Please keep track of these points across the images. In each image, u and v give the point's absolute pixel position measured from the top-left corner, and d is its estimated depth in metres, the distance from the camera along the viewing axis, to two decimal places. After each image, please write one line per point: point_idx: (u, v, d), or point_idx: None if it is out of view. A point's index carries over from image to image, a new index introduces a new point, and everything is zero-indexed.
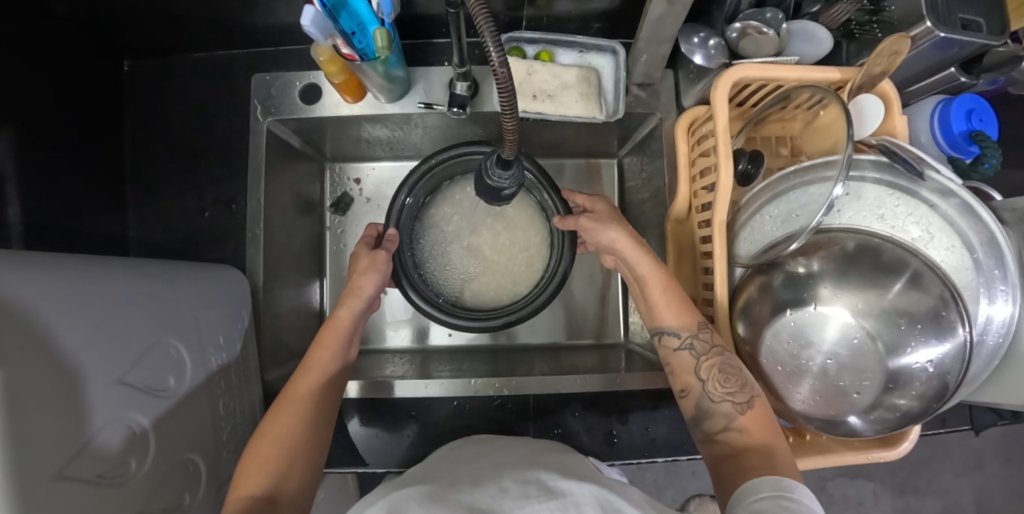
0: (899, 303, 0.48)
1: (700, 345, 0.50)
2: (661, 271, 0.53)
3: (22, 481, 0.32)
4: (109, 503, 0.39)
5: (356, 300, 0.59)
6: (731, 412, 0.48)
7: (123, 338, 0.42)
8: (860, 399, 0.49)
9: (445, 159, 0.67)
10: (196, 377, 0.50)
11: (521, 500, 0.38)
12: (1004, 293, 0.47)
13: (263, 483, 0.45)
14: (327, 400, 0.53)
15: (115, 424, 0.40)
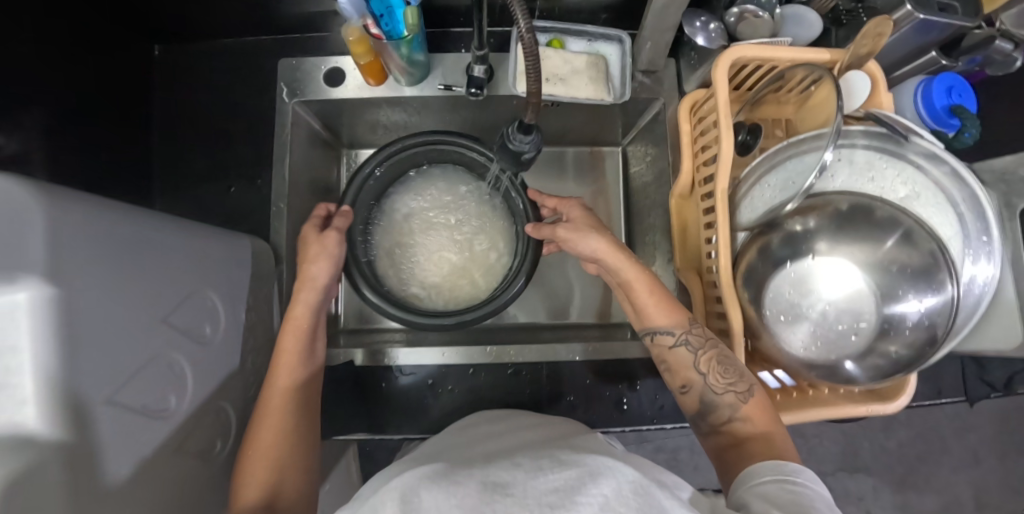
0: (892, 255, 0.52)
1: (695, 340, 0.54)
2: (644, 275, 0.57)
3: (72, 394, 0.34)
4: (152, 434, 0.41)
5: (310, 292, 0.60)
6: (736, 402, 0.50)
7: (168, 282, 0.45)
8: (857, 342, 0.53)
9: (418, 141, 0.67)
10: (228, 330, 0.52)
11: (535, 473, 0.38)
12: (988, 254, 0.50)
13: (262, 488, 0.49)
14: (306, 392, 0.56)
15: (158, 360, 0.42)
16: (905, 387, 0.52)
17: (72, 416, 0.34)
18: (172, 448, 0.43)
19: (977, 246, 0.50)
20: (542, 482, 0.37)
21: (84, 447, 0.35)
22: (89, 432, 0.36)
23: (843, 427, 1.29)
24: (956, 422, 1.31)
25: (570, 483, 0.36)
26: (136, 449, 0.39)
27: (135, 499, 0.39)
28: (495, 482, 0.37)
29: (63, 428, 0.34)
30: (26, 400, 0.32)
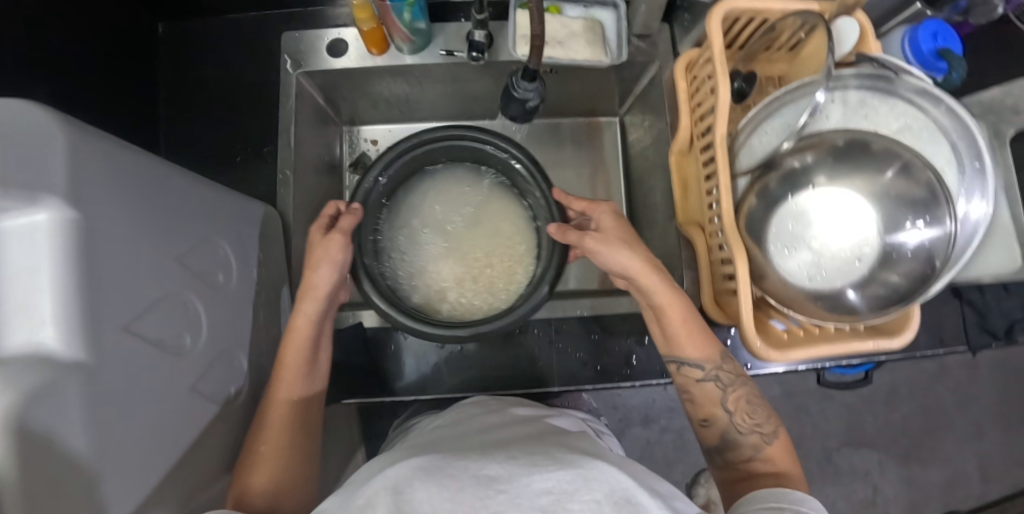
0: (892, 186, 0.53)
1: (725, 377, 0.58)
2: (683, 303, 0.58)
3: (91, 314, 0.34)
4: (168, 367, 0.41)
5: (311, 303, 0.56)
6: (761, 443, 0.55)
7: (181, 225, 0.45)
8: (861, 267, 0.54)
9: (431, 138, 0.68)
10: (240, 280, 0.52)
11: (529, 469, 0.36)
12: (979, 192, 0.52)
13: (270, 485, 0.49)
14: (309, 400, 0.56)
15: (173, 297, 0.42)
16: (911, 321, 0.54)
17: (90, 339, 0.34)
18: (190, 390, 0.43)
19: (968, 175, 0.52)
20: (534, 480, 0.35)
21: (101, 370, 0.35)
22: (107, 357, 0.35)
23: (846, 402, 1.30)
24: (956, 394, 1.32)
25: (563, 485, 0.35)
26: (150, 380, 0.39)
27: (150, 430, 0.39)
28: (488, 474, 0.36)
29: (80, 349, 0.34)
30: (44, 320, 0.32)
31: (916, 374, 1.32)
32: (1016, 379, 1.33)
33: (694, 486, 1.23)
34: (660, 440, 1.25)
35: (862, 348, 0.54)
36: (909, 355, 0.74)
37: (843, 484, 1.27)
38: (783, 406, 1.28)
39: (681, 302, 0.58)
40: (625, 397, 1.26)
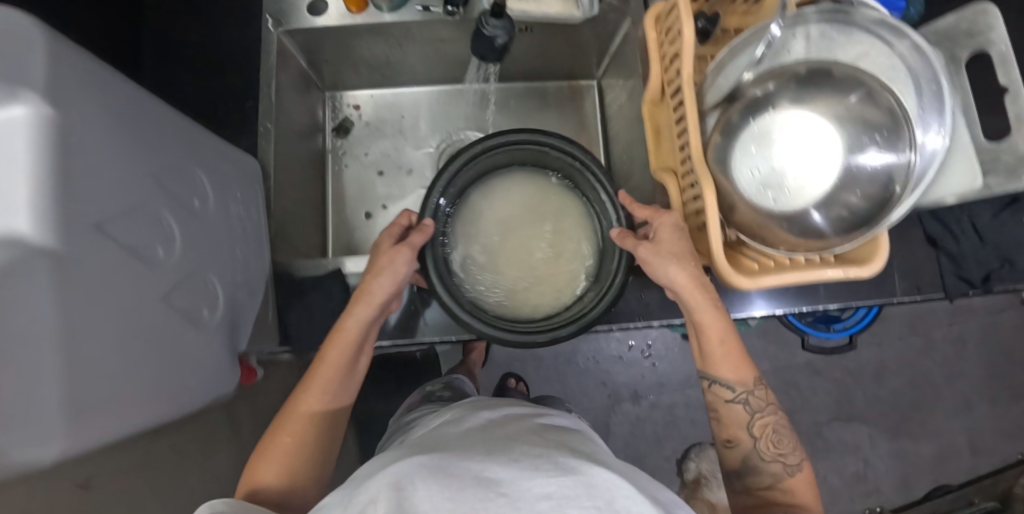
0: (856, 110, 0.54)
1: (754, 402, 0.61)
2: (724, 324, 0.61)
3: (66, 204, 0.35)
4: (141, 275, 0.42)
5: (364, 310, 0.60)
6: (782, 473, 0.58)
7: (157, 144, 0.46)
8: (824, 182, 0.55)
9: (502, 143, 0.67)
10: (217, 211, 0.53)
11: (529, 473, 0.36)
12: (937, 124, 0.52)
13: (285, 479, 0.54)
14: (340, 399, 0.60)
15: (148, 209, 0.43)
16: (881, 249, 0.54)
17: (61, 231, 0.35)
18: (162, 298, 0.44)
19: (931, 102, 0.53)
20: (534, 484, 0.35)
21: (70, 261, 0.36)
22: (76, 251, 0.36)
23: (835, 378, 1.30)
24: (944, 368, 1.32)
25: (563, 492, 0.35)
26: (122, 284, 0.40)
27: (123, 332, 0.40)
28: (489, 477, 0.36)
29: (52, 238, 0.34)
30: (14, 208, 0.32)
31: (904, 349, 1.32)
32: (1005, 353, 1.33)
33: (685, 462, 1.23)
34: (651, 416, 1.26)
35: (832, 276, 0.54)
36: (890, 302, 0.75)
37: (833, 459, 1.27)
38: (772, 382, 1.28)
39: (722, 324, 0.61)
40: (614, 374, 1.26)
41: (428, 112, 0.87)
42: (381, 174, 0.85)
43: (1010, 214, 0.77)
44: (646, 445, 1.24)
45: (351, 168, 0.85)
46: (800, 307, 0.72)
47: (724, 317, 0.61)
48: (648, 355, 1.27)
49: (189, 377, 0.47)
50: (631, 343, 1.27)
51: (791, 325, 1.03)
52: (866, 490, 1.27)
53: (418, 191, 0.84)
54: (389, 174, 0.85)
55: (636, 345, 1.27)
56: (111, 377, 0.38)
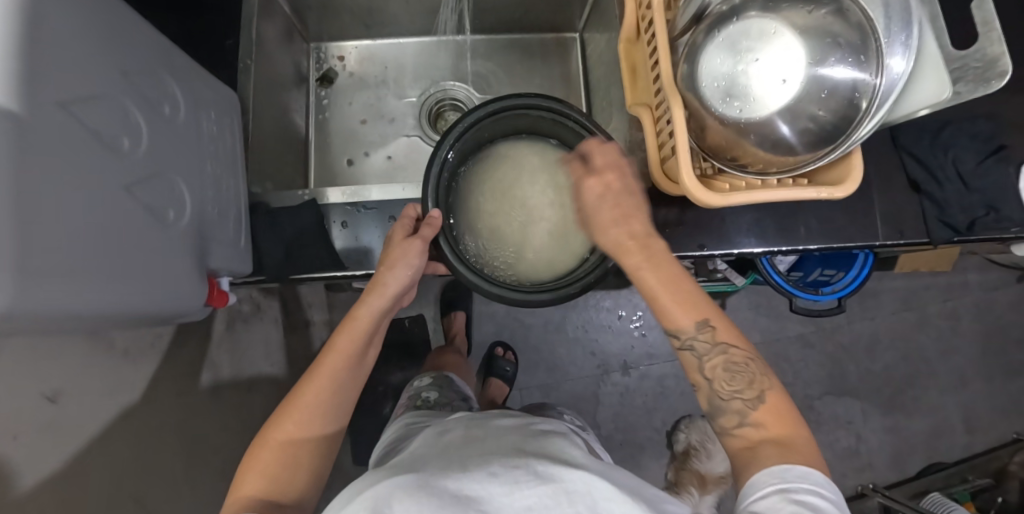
0: (823, 23, 0.54)
1: (701, 346, 0.50)
2: (664, 264, 0.50)
3: (37, 71, 0.36)
4: (108, 161, 0.43)
5: (377, 300, 0.56)
6: (743, 410, 0.49)
7: (128, 47, 0.47)
8: (789, 87, 0.54)
9: (503, 107, 0.61)
10: (186, 121, 0.55)
11: (509, 487, 0.40)
12: (904, 45, 0.51)
13: (266, 487, 0.49)
14: (338, 401, 0.55)
15: (114, 102, 0.45)
16: (853, 168, 0.52)
17: (26, 97, 0.35)
18: (126, 188, 0.45)
19: (900, 17, 0.51)
20: (516, 499, 0.40)
21: (35, 131, 0.36)
22: (41, 122, 0.36)
23: (826, 351, 1.29)
24: (941, 344, 1.29)
25: (544, 502, 0.39)
26: (85, 165, 0.41)
27: (88, 210, 0.40)
28: (467, 495, 0.40)
29: (18, 102, 0.34)
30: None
31: (897, 323, 1.29)
32: (1002, 329, 1.30)
33: (674, 433, 1.21)
34: (639, 387, 1.25)
35: (802, 195, 0.52)
36: (870, 246, 0.73)
37: (824, 433, 1.26)
38: (763, 354, 1.27)
39: (659, 262, 0.50)
40: (603, 343, 1.27)
41: (412, 63, 0.90)
42: (364, 122, 0.88)
43: (995, 162, 0.71)
44: (634, 415, 1.24)
45: (334, 117, 0.88)
46: (780, 248, 0.72)
47: (661, 256, 0.51)
48: (637, 326, 1.27)
49: (156, 275, 0.48)
50: (621, 313, 1.27)
51: (779, 288, 1.00)
52: (859, 465, 1.25)
53: (400, 138, 0.88)
54: (372, 122, 0.88)
55: (626, 316, 1.27)
56: (78, 252, 0.39)
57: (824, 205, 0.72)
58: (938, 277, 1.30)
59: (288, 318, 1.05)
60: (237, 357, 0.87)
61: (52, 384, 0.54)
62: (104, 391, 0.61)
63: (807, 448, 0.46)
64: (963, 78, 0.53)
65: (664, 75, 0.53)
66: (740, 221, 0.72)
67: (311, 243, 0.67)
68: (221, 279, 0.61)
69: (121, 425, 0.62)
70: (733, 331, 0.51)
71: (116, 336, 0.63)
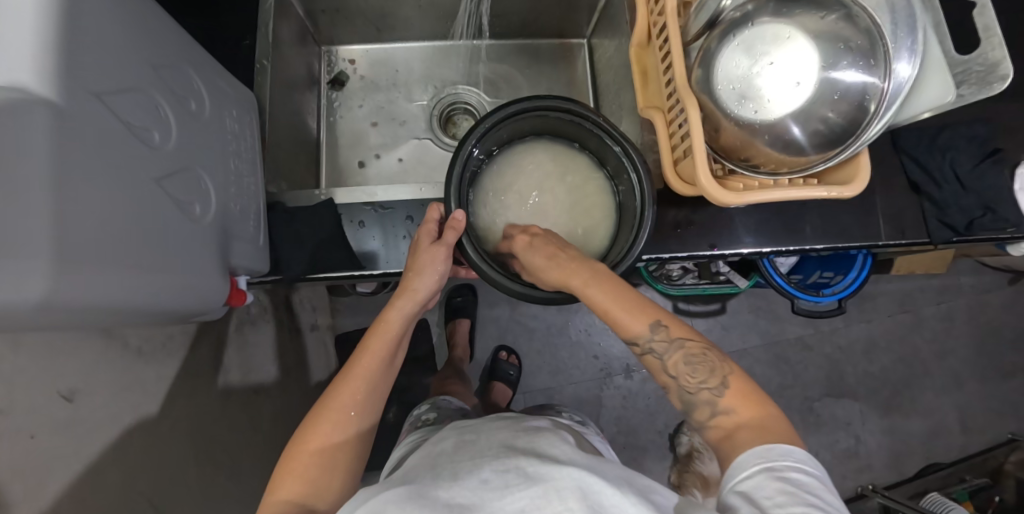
0: (832, 29, 0.56)
1: (659, 345, 0.53)
2: (609, 284, 0.55)
3: (72, 60, 0.37)
4: (139, 153, 0.44)
5: (407, 303, 0.60)
6: (712, 399, 0.50)
7: (157, 43, 0.48)
8: (801, 89, 0.56)
9: (529, 107, 0.61)
10: (211, 116, 0.56)
11: (501, 490, 0.41)
12: (908, 52, 0.53)
13: (301, 489, 0.50)
14: (369, 403, 0.56)
15: (144, 94, 0.46)
16: (862, 168, 0.53)
17: (64, 87, 0.36)
18: (154, 180, 0.46)
19: (904, 23, 0.53)
20: (509, 502, 0.39)
21: (71, 119, 0.37)
22: (77, 112, 0.37)
23: (825, 353, 1.31)
24: (935, 346, 1.32)
25: (535, 502, 0.39)
26: (117, 155, 0.41)
27: (117, 198, 0.41)
28: (460, 503, 0.40)
29: (55, 90, 0.35)
30: (16, 56, 0.33)
31: (893, 325, 1.32)
32: (993, 330, 1.33)
33: (677, 436, 1.22)
34: (642, 390, 1.26)
35: (812, 195, 0.54)
36: (874, 246, 0.74)
37: (824, 434, 1.27)
38: (762, 356, 1.29)
39: (601, 283, 0.55)
40: (606, 346, 1.28)
41: (421, 68, 0.91)
42: (375, 124, 0.89)
43: (992, 163, 0.75)
44: (637, 418, 1.25)
45: (345, 119, 0.89)
46: (787, 248, 0.73)
47: (599, 278, 0.55)
48: None
49: (182, 266, 0.48)
50: None
51: (781, 289, 1.02)
52: (858, 467, 1.26)
53: (411, 140, 0.89)
54: (383, 124, 0.89)
55: None
56: (110, 240, 0.40)
57: (829, 205, 0.74)
58: (931, 280, 1.33)
59: (293, 320, 1.05)
60: (246, 359, 0.86)
61: (68, 381, 0.53)
62: (118, 389, 0.60)
63: (787, 432, 0.46)
64: (966, 81, 0.56)
65: (677, 77, 0.55)
66: (747, 221, 0.73)
67: (326, 243, 0.67)
68: (240, 277, 0.61)
69: (133, 424, 0.61)
70: (686, 328, 0.54)
71: (130, 334, 0.62)
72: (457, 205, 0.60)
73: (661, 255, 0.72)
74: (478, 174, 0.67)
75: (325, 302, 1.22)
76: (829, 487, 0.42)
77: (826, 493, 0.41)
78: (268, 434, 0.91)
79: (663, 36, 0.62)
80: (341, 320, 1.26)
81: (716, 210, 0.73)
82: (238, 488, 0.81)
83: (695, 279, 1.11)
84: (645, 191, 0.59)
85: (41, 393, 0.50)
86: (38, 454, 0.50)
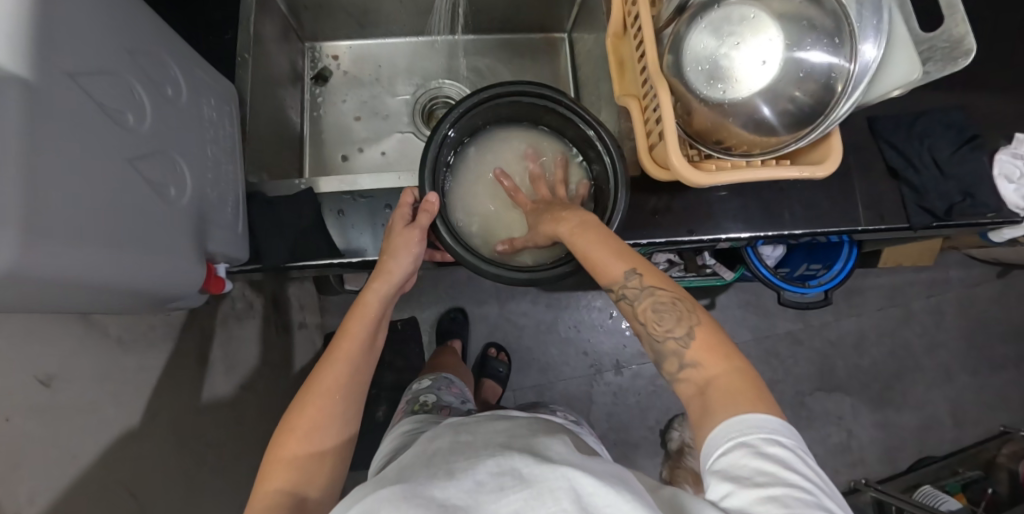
0: (801, 10, 0.56)
1: (631, 292, 0.52)
2: (586, 230, 0.56)
3: (44, 38, 0.38)
4: (114, 133, 0.45)
5: (384, 285, 0.60)
6: (678, 349, 0.49)
7: (132, 27, 0.49)
8: (769, 69, 0.56)
9: (504, 91, 0.62)
10: (189, 104, 0.57)
11: (496, 494, 0.41)
12: (873, 36, 0.54)
13: (290, 479, 0.50)
14: (354, 389, 0.56)
15: (118, 79, 0.46)
16: (833, 149, 0.55)
17: (36, 65, 0.37)
18: (129, 161, 0.46)
19: (870, 3, 0.54)
20: (503, 505, 0.40)
21: (44, 99, 0.37)
22: (50, 91, 0.38)
23: (815, 347, 1.31)
24: (926, 339, 1.32)
25: (530, 504, 0.39)
26: (90, 135, 0.42)
27: (90, 177, 0.41)
28: (454, 504, 0.40)
29: (27, 69, 0.36)
30: None
31: (883, 319, 1.32)
32: (984, 323, 1.33)
33: (668, 432, 1.21)
34: (632, 386, 1.26)
35: (785, 174, 0.55)
36: (853, 231, 0.75)
37: (815, 428, 1.27)
38: (754, 351, 1.29)
39: (582, 230, 0.57)
40: (596, 342, 1.28)
41: (404, 63, 0.92)
42: (358, 119, 0.90)
43: (971, 149, 0.76)
44: (628, 414, 1.25)
45: (329, 114, 0.90)
46: (767, 233, 0.74)
47: (580, 224, 0.57)
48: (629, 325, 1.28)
49: (157, 250, 0.49)
50: (613, 313, 1.29)
51: (767, 282, 1.02)
52: (851, 461, 1.26)
53: (394, 134, 0.90)
54: (366, 119, 0.90)
55: (617, 315, 1.28)
56: (83, 217, 0.40)
57: (806, 191, 0.75)
58: (920, 273, 1.33)
59: (280, 317, 1.05)
60: (231, 353, 0.87)
61: (44, 366, 0.54)
62: (96, 377, 0.60)
63: (755, 388, 0.45)
64: (932, 58, 0.57)
65: (649, 61, 0.56)
66: (725, 206, 0.74)
67: (306, 231, 0.67)
68: (219, 265, 0.61)
69: (112, 412, 0.61)
70: (661, 275, 0.52)
71: (109, 323, 0.62)
72: (431, 188, 0.61)
73: (641, 241, 0.72)
74: (455, 159, 0.68)
75: (314, 301, 1.23)
76: (801, 452, 0.41)
77: (802, 461, 0.41)
78: (252, 430, 0.91)
79: (636, 23, 0.62)
80: (330, 319, 1.26)
81: (695, 196, 0.73)
82: (222, 482, 0.81)
83: (682, 272, 1.11)
84: (618, 170, 0.60)
85: (18, 377, 0.51)
86: (14, 437, 0.50)
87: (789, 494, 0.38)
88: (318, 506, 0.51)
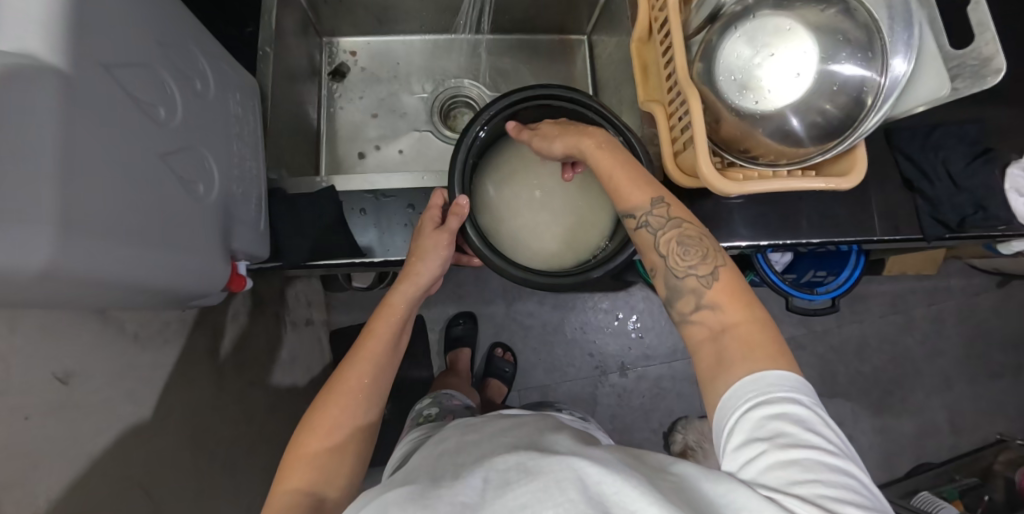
0: (834, 23, 0.57)
1: (656, 221, 0.52)
2: (613, 150, 0.56)
3: (80, 30, 0.37)
4: (144, 124, 0.44)
5: (411, 287, 0.61)
6: (698, 287, 0.49)
7: (161, 18, 0.48)
8: (801, 80, 0.57)
9: (535, 94, 0.63)
10: (215, 98, 0.56)
11: (502, 489, 0.38)
12: (903, 53, 0.54)
13: (312, 478, 0.50)
14: (376, 390, 0.56)
15: (147, 70, 0.45)
16: (858, 162, 0.55)
17: (71, 56, 0.36)
18: (159, 156, 0.46)
19: (902, 18, 0.55)
20: (511, 498, 0.36)
21: (80, 91, 0.36)
22: (87, 84, 0.37)
23: (817, 353, 1.32)
24: (925, 347, 1.33)
25: (537, 496, 0.36)
26: (124, 131, 0.41)
27: (122, 175, 0.41)
28: (463, 502, 0.37)
29: (64, 64, 0.35)
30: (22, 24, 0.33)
31: (884, 326, 1.33)
32: (982, 332, 1.35)
33: (671, 434, 1.22)
34: (637, 388, 1.26)
35: (811, 185, 0.55)
36: (868, 241, 0.75)
37: None
38: None
39: (609, 148, 0.56)
40: (601, 344, 1.28)
41: (421, 61, 0.92)
42: (375, 116, 0.90)
43: (984, 162, 0.76)
44: (632, 416, 1.25)
45: (345, 110, 0.89)
46: (783, 241, 0.74)
47: (608, 142, 0.56)
48: (634, 327, 1.29)
49: (182, 247, 0.48)
50: (618, 315, 1.29)
51: (776, 287, 1.03)
52: None
53: (411, 132, 0.89)
54: (383, 116, 0.90)
55: (623, 317, 1.29)
56: (115, 215, 0.39)
57: (824, 200, 0.75)
58: (922, 282, 1.35)
59: (286, 312, 1.03)
60: (240, 350, 0.86)
61: (64, 363, 0.53)
62: (112, 374, 0.59)
63: (776, 345, 0.45)
64: (961, 75, 0.57)
65: (679, 71, 0.55)
66: (744, 214, 0.74)
67: (327, 231, 0.66)
68: (240, 262, 0.61)
69: (126, 408, 0.60)
70: (687, 212, 0.53)
71: (126, 319, 0.61)
72: (460, 190, 0.61)
73: None
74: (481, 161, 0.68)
75: (320, 297, 1.23)
76: (819, 410, 0.41)
77: (820, 420, 0.40)
78: (260, 427, 0.90)
79: (665, 29, 0.62)
80: (337, 315, 1.26)
81: (714, 203, 0.74)
82: (231, 480, 0.80)
83: None
84: None
85: (36, 374, 0.49)
86: (34, 436, 0.49)
87: (811, 456, 0.38)
88: (335, 506, 0.50)
